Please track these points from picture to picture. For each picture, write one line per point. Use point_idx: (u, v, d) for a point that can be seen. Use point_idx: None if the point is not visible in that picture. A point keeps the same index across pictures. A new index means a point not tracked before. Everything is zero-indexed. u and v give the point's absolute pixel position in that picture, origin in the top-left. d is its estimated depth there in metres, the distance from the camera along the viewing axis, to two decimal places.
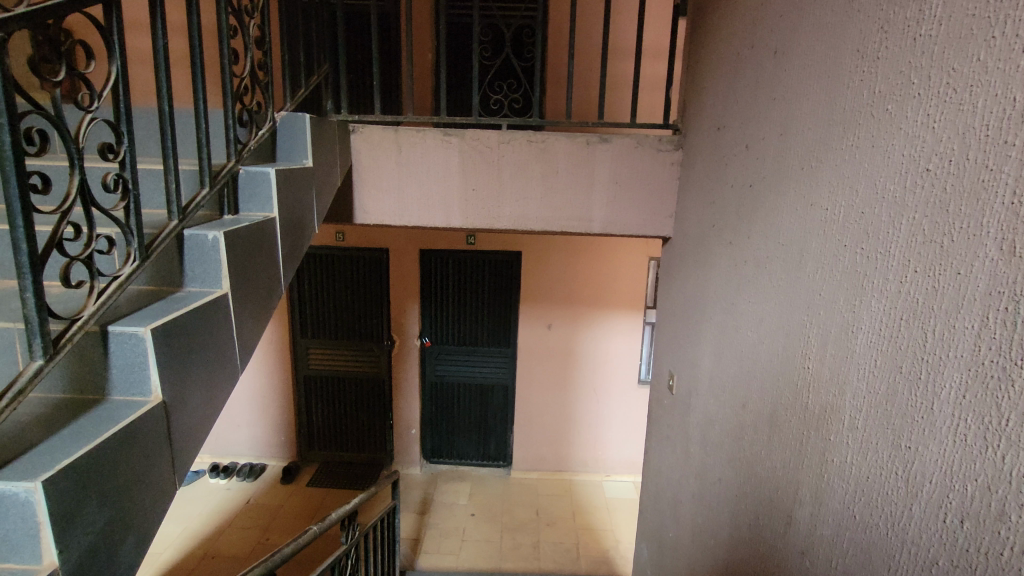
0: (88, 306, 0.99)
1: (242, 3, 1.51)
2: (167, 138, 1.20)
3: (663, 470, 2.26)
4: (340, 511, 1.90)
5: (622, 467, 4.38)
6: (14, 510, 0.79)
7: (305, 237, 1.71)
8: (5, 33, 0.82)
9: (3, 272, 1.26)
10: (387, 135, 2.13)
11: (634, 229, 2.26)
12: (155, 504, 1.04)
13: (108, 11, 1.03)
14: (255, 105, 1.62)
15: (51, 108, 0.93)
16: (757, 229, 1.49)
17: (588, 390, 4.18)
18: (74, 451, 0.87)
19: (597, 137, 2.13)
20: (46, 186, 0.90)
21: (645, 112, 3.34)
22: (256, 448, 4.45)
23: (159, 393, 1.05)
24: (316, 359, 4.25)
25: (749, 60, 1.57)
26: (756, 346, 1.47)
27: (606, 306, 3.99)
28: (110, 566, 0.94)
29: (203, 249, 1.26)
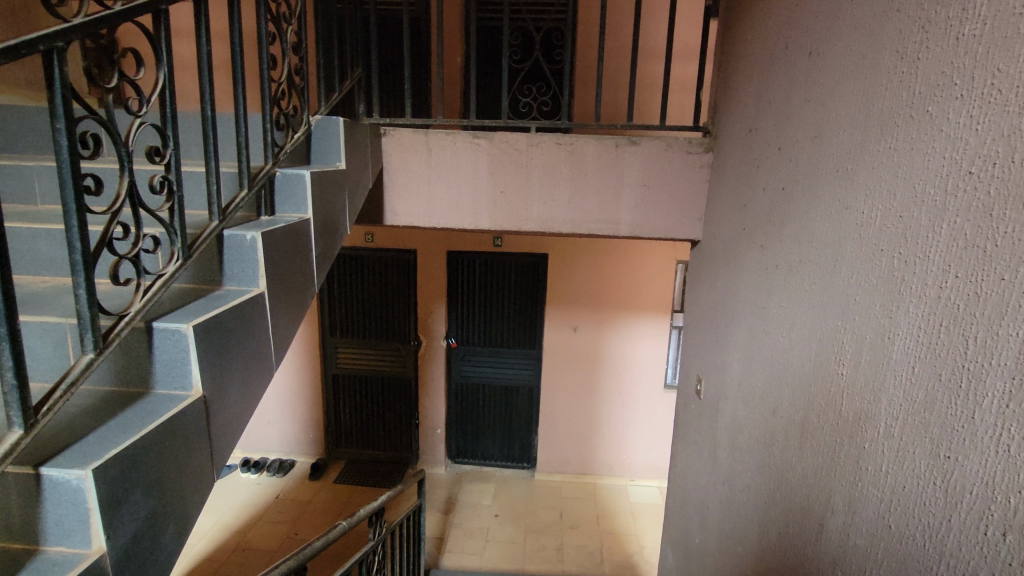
0: (135, 302, 1.04)
1: (280, 10, 1.55)
2: (209, 141, 1.25)
3: (689, 475, 2.24)
4: (368, 507, 1.93)
5: (647, 471, 4.33)
6: (68, 496, 0.84)
7: (337, 238, 1.75)
8: (64, 42, 0.87)
9: (57, 270, 1.32)
10: (418, 138, 2.16)
11: (662, 232, 2.24)
12: (194, 495, 1.08)
13: (156, 19, 1.08)
14: (291, 109, 1.66)
15: (104, 113, 0.98)
16: (789, 233, 1.47)
17: (613, 393, 4.16)
18: (122, 441, 0.91)
19: (626, 139, 2.12)
20: (98, 187, 0.94)
21: (674, 114, 3.31)
22: (285, 443, 4.55)
23: (199, 387, 1.09)
24: (344, 357, 4.32)
25: (783, 61, 1.55)
26: (787, 351, 1.44)
27: (632, 309, 3.96)
28: (154, 553, 0.97)
29: (241, 249, 1.30)
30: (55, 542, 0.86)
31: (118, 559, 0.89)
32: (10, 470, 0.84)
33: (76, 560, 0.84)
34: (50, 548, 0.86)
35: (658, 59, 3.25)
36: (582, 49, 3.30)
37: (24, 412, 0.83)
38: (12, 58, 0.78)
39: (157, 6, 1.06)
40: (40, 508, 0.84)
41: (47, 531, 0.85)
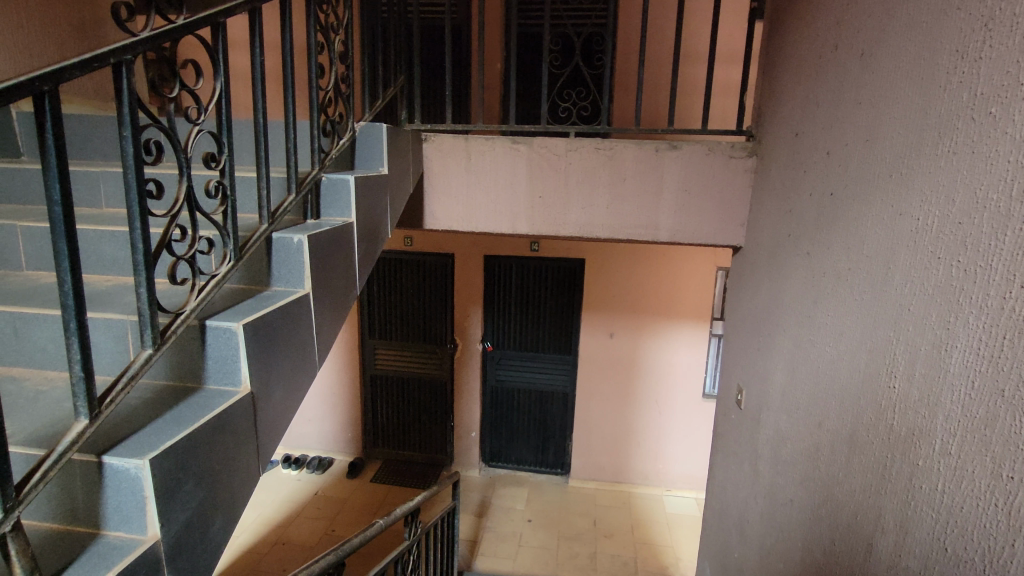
0: (190, 301, 1.08)
1: (329, 20, 1.60)
2: (261, 147, 1.30)
3: (729, 487, 2.18)
4: (404, 507, 1.96)
5: (683, 482, 4.25)
6: (127, 483, 0.88)
7: (379, 241, 1.79)
8: (132, 55, 0.92)
9: (120, 270, 1.39)
10: (458, 143, 2.19)
11: (703, 238, 2.20)
12: (242, 488, 1.12)
13: (214, 32, 1.13)
14: (337, 116, 1.70)
15: (166, 121, 1.03)
16: (838, 239, 1.42)
17: (650, 401, 4.09)
18: (176, 434, 0.95)
19: (666, 144, 2.10)
20: (160, 191, 0.99)
21: (717, 118, 3.26)
22: (325, 441, 4.66)
23: (248, 384, 1.14)
24: (383, 358, 4.40)
25: (833, 63, 1.51)
26: (834, 362, 1.40)
27: (670, 316, 3.90)
28: (203, 543, 1.02)
29: (288, 252, 1.34)
30: (115, 527, 0.91)
31: (172, 546, 0.94)
32: (76, 457, 0.89)
33: (133, 545, 0.88)
34: (110, 532, 0.91)
35: (701, 63, 3.20)
36: (623, 54, 3.28)
37: (89, 403, 0.88)
38: (86, 71, 0.84)
39: (216, 19, 1.11)
40: (101, 494, 0.89)
41: (109, 515, 0.91)
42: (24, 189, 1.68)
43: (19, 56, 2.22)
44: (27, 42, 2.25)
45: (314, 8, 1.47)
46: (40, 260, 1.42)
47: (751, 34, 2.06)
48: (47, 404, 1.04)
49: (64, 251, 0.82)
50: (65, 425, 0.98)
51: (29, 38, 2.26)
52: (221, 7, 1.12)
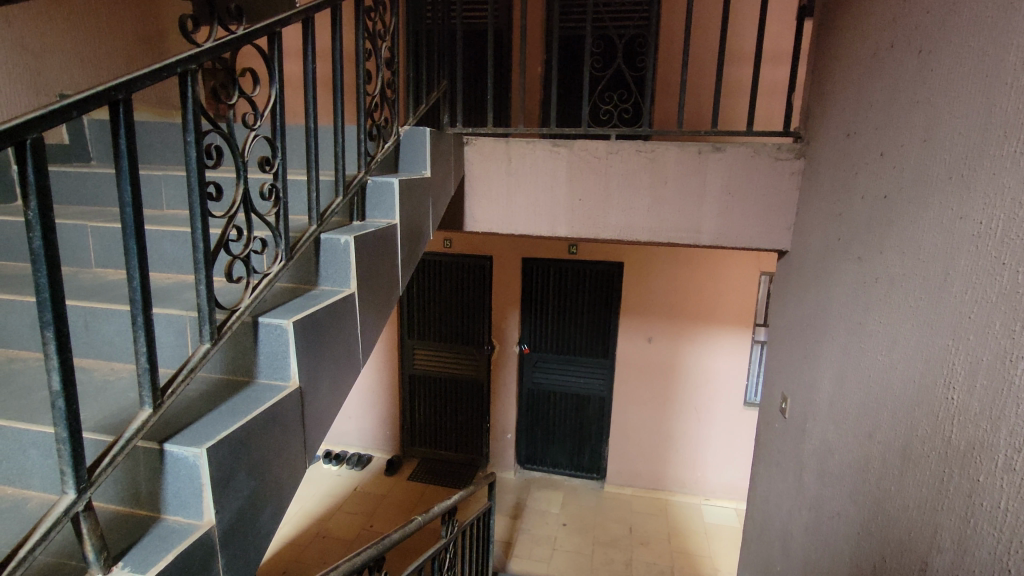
0: (244, 299, 1.13)
1: (376, 27, 1.64)
2: (312, 151, 1.34)
3: (772, 498, 2.12)
4: (442, 505, 1.98)
5: (723, 491, 4.14)
6: (185, 471, 0.93)
7: (421, 242, 1.82)
8: (196, 65, 0.98)
9: (181, 268, 1.46)
10: (499, 147, 2.21)
11: (747, 242, 2.15)
12: (289, 480, 1.16)
13: (271, 41, 1.18)
14: (383, 120, 1.74)
15: (225, 126, 1.08)
16: (892, 243, 1.37)
17: (689, 408, 4.02)
18: (230, 425, 1.00)
19: (710, 146, 2.07)
20: (219, 193, 1.04)
21: (762, 120, 3.18)
22: (364, 438, 4.76)
23: (296, 379, 1.18)
24: (421, 359, 4.47)
25: (888, 61, 1.45)
26: (887, 372, 1.34)
27: (711, 322, 3.82)
28: (254, 531, 1.06)
29: (335, 252, 1.38)
30: (174, 512, 0.96)
31: (226, 533, 0.98)
32: (141, 444, 0.95)
33: (190, 530, 0.93)
34: (169, 517, 0.96)
35: (746, 64, 3.14)
36: (665, 55, 3.25)
37: (153, 394, 0.93)
38: (155, 80, 0.89)
39: (273, 29, 1.16)
40: (162, 479, 0.95)
41: (168, 501, 0.96)
42: (94, 192, 1.78)
43: (91, 67, 2.36)
44: (98, 53, 2.39)
45: (363, 16, 1.51)
46: (108, 258, 1.50)
47: (800, 33, 2.01)
48: (114, 394, 1.11)
49: (133, 249, 0.88)
50: (130, 414, 1.04)
51: (101, 49, 2.40)
52: (277, 18, 1.17)
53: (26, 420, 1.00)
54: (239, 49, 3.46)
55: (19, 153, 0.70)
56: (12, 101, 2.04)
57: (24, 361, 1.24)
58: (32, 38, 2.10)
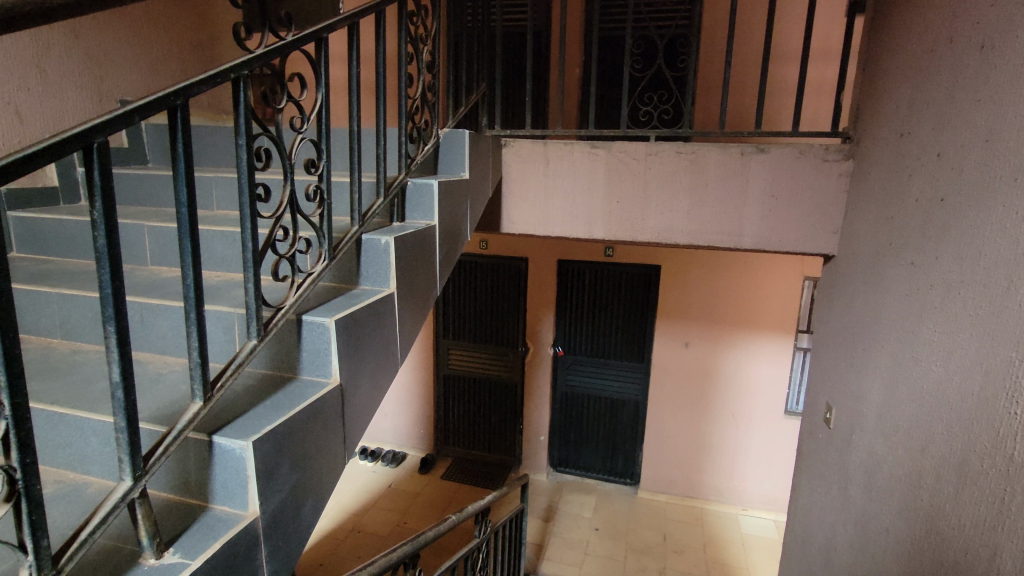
0: (289, 297, 1.17)
1: (417, 31, 1.67)
2: (355, 153, 1.37)
3: (814, 510, 2.05)
4: (475, 505, 1.99)
5: (761, 502, 4.03)
6: (232, 462, 0.96)
7: (459, 244, 1.84)
8: (247, 70, 1.01)
9: (230, 267, 1.52)
10: (537, 148, 2.20)
11: (792, 246, 2.09)
12: (329, 475, 1.19)
13: (318, 47, 1.21)
14: (423, 123, 1.76)
15: (274, 130, 1.11)
16: (949, 248, 1.31)
17: (727, 415, 3.92)
18: (275, 419, 1.03)
19: (753, 147, 2.02)
20: (268, 195, 1.07)
21: (808, 120, 3.09)
22: (399, 436, 4.83)
23: (337, 376, 1.21)
24: (456, 359, 4.51)
25: (946, 57, 1.39)
26: (942, 383, 1.28)
27: (751, 328, 3.72)
28: (295, 523, 1.09)
29: (376, 252, 1.41)
30: (221, 502, 0.99)
31: (269, 524, 1.01)
32: (192, 435, 0.99)
33: (236, 519, 0.96)
34: (216, 506, 0.99)
35: (792, 62, 3.05)
36: (706, 54, 3.20)
37: (203, 388, 0.96)
38: (210, 86, 0.93)
39: (320, 35, 1.19)
40: (211, 470, 0.98)
41: (216, 491, 0.99)
42: (150, 193, 1.86)
43: (149, 74, 2.48)
44: (156, 61, 2.51)
45: (405, 20, 1.53)
46: (163, 256, 1.57)
47: (851, 29, 1.94)
48: (167, 386, 1.16)
49: (188, 248, 0.91)
50: (181, 406, 1.08)
51: (159, 56, 2.52)
52: (324, 24, 1.20)
53: (87, 410, 1.05)
54: (288, 56, 3.57)
55: (87, 156, 0.74)
56: (79, 108, 2.16)
57: (85, 353, 1.31)
58: (99, 48, 2.22)
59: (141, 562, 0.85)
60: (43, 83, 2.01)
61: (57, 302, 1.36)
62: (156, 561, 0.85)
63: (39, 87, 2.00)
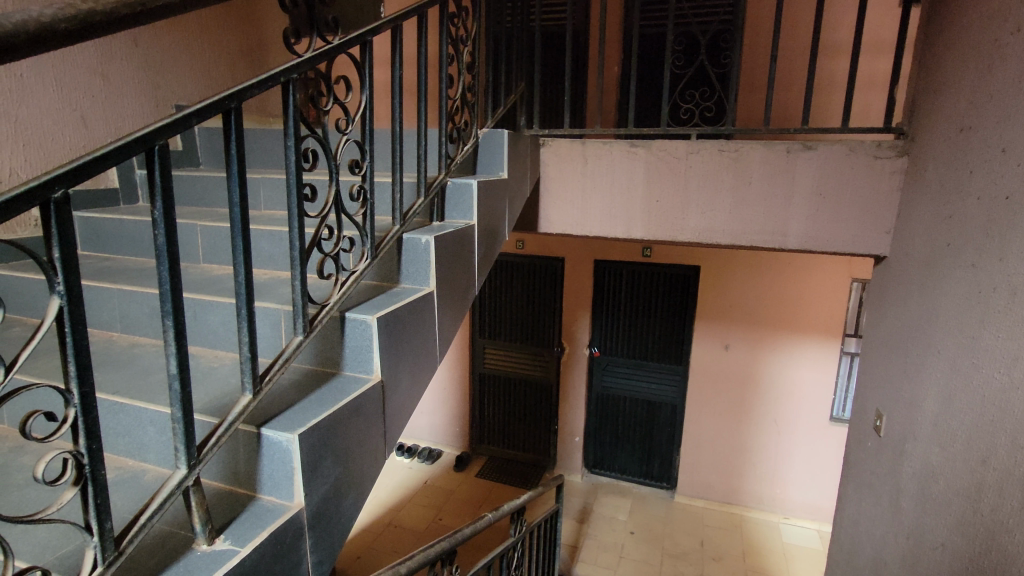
0: (333, 295, 1.19)
1: (458, 32, 1.68)
2: (397, 154, 1.39)
3: (862, 520, 1.97)
4: (511, 504, 1.99)
5: (804, 511, 3.90)
6: (280, 453, 0.99)
7: (496, 243, 1.85)
8: (297, 74, 1.04)
9: (277, 264, 1.57)
10: (575, 147, 2.19)
11: (839, 247, 2.02)
12: (370, 470, 1.21)
13: (363, 50, 1.23)
14: (462, 123, 1.78)
15: (320, 131, 1.14)
16: (1014, 249, 1.24)
17: (769, 420, 3.82)
18: (320, 413, 1.06)
19: (800, 144, 1.96)
20: (314, 195, 1.10)
21: (858, 115, 2.97)
22: (435, 433, 4.89)
23: (379, 372, 1.23)
24: (491, 358, 4.53)
25: (1012, 48, 1.32)
26: (1006, 392, 1.22)
27: (796, 330, 3.61)
28: (338, 516, 1.11)
29: (416, 251, 1.43)
30: (269, 492, 1.02)
31: (313, 515, 1.04)
32: (241, 427, 1.02)
33: (282, 509, 0.99)
34: (264, 496, 1.03)
35: (842, 55, 2.95)
36: (750, 49, 3.12)
37: (253, 381, 1.00)
38: (260, 90, 0.96)
39: (365, 38, 1.21)
40: (259, 461, 1.02)
41: (264, 481, 1.03)
42: (203, 194, 1.94)
43: (203, 80, 2.58)
44: (210, 67, 2.61)
45: (447, 21, 1.55)
46: (214, 254, 1.64)
47: (907, 19, 1.85)
48: (219, 379, 1.21)
49: (240, 246, 0.94)
50: (231, 399, 1.12)
51: (212, 62, 2.62)
52: (368, 27, 1.22)
53: (145, 401, 1.10)
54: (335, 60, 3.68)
55: (149, 158, 0.78)
56: (138, 113, 2.26)
57: (143, 346, 1.37)
58: (157, 56, 2.33)
59: (195, 548, 0.89)
60: (105, 89, 2.12)
61: (118, 298, 1.43)
62: (208, 547, 0.89)
63: (102, 94, 2.11)
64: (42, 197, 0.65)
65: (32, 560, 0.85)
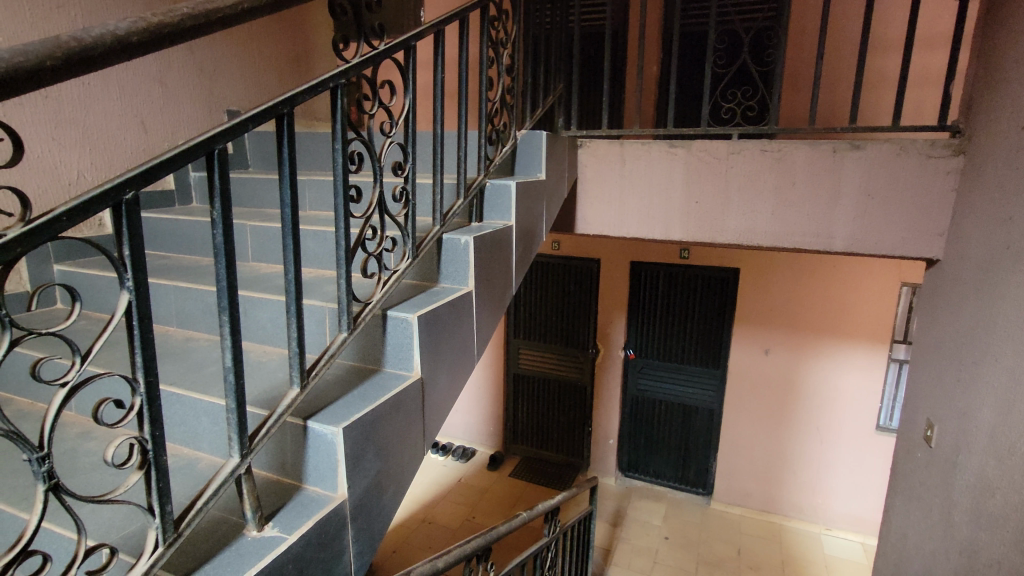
0: (376, 293, 1.23)
1: (499, 34, 1.70)
2: (438, 156, 1.41)
3: (911, 533, 1.90)
4: (546, 504, 2.00)
5: (847, 523, 3.77)
6: (325, 446, 1.03)
7: (534, 244, 1.86)
8: (344, 79, 1.07)
9: (323, 263, 1.62)
10: (613, 147, 2.17)
11: (888, 249, 1.95)
12: (410, 465, 1.24)
13: (407, 54, 1.26)
14: (501, 125, 1.79)
15: (366, 134, 1.17)
16: None
17: (810, 428, 3.71)
18: (362, 408, 1.09)
19: (847, 143, 1.90)
20: (359, 196, 1.13)
21: (911, 113, 2.86)
22: (469, 432, 4.93)
23: (418, 370, 1.26)
24: (526, 359, 4.54)
25: None
26: None
27: (841, 335, 3.49)
28: (378, 509, 1.14)
29: (455, 252, 1.45)
30: (314, 483, 1.06)
31: (356, 507, 1.07)
32: (289, 420, 1.06)
33: (326, 500, 1.03)
34: (309, 487, 1.06)
35: (894, 50, 2.84)
36: (796, 46, 3.03)
37: (301, 375, 1.03)
38: (311, 95, 0.99)
39: (409, 42, 1.24)
40: (306, 453, 1.05)
41: (310, 472, 1.06)
42: (253, 195, 2.02)
43: (253, 85, 2.67)
44: (261, 73, 2.71)
45: (488, 25, 1.57)
46: (263, 253, 1.70)
47: (965, 12, 1.77)
48: (268, 373, 1.26)
49: (290, 246, 0.98)
50: (279, 392, 1.17)
51: (262, 67, 2.72)
52: (412, 32, 1.25)
53: (200, 392, 1.16)
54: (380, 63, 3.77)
55: (209, 161, 0.82)
56: (193, 118, 2.37)
57: (197, 340, 1.44)
58: (211, 63, 2.43)
59: (246, 533, 0.93)
60: (164, 95, 2.23)
61: (174, 294, 1.50)
62: (258, 533, 0.93)
63: (161, 99, 2.21)
64: (114, 198, 0.70)
65: (99, 538, 0.90)
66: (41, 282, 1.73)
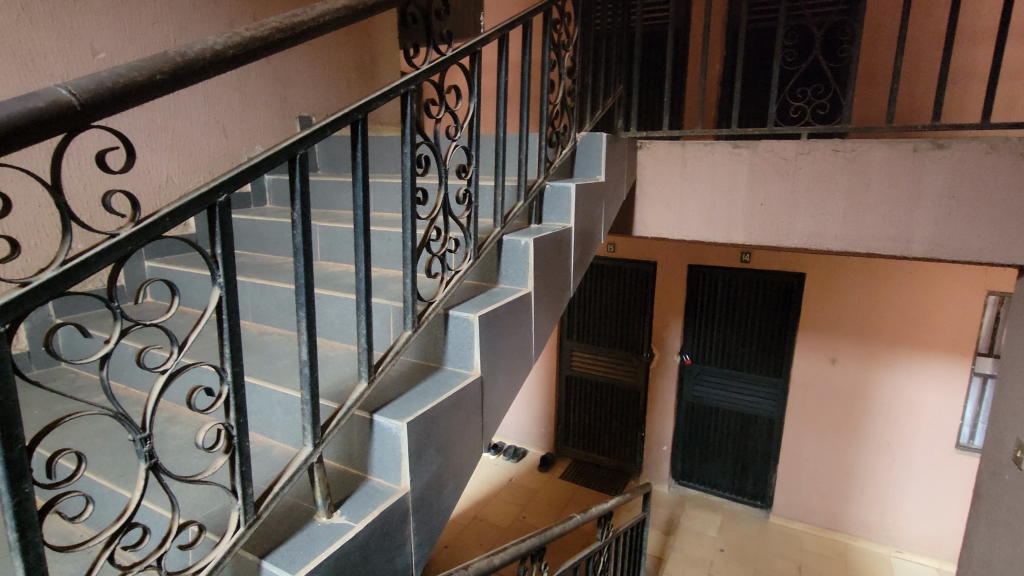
0: (439, 293, 1.26)
1: (560, 36, 1.71)
2: (500, 158, 1.43)
3: (997, 559, 1.76)
4: (599, 508, 1.98)
5: (921, 545, 3.54)
6: (389, 439, 1.07)
7: (592, 246, 1.85)
8: (414, 85, 1.10)
9: (389, 262, 1.67)
10: (673, 149, 2.13)
11: (975, 255, 1.82)
12: (468, 461, 1.26)
13: (472, 60, 1.29)
14: (562, 128, 1.79)
15: (432, 138, 1.20)
16: None
17: (881, 443, 3.51)
18: (424, 404, 1.12)
19: (929, 142, 1.79)
20: (426, 199, 1.17)
21: (1002, 109, 2.66)
22: (520, 432, 4.95)
23: (478, 368, 1.28)
24: (579, 361, 4.52)
25: None
26: None
27: (917, 346, 3.29)
28: (438, 502, 1.17)
29: (516, 253, 1.47)
30: (378, 475, 1.10)
31: (418, 499, 1.10)
32: (357, 413, 1.11)
33: (390, 492, 1.06)
34: (374, 478, 1.10)
35: (983, 41, 2.65)
36: (873, 39, 2.88)
37: (368, 370, 1.08)
38: (384, 100, 1.03)
39: (474, 48, 1.27)
40: (371, 445, 1.10)
41: (375, 464, 1.11)
42: (321, 197, 2.11)
43: (322, 91, 2.79)
44: (329, 79, 2.82)
45: (550, 28, 1.58)
46: (332, 253, 1.78)
47: None
48: (337, 368, 1.31)
49: (361, 245, 1.02)
50: (347, 387, 1.22)
51: (331, 74, 2.83)
52: (478, 38, 1.27)
53: (275, 384, 1.22)
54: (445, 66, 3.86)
55: (291, 165, 0.87)
56: (268, 123, 2.50)
57: (271, 335, 1.52)
58: (285, 71, 2.56)
59: (317, 519, 0.98)
60: (242, 103, 2.36)
61: (250, 290, 1.59)
62: (327, 520, 0.98)
63: (239, 106, 2.35)
64: (209, 202, 0.75)
65: (187, 515, 0.97)
66: (134, 276, 1.87)
